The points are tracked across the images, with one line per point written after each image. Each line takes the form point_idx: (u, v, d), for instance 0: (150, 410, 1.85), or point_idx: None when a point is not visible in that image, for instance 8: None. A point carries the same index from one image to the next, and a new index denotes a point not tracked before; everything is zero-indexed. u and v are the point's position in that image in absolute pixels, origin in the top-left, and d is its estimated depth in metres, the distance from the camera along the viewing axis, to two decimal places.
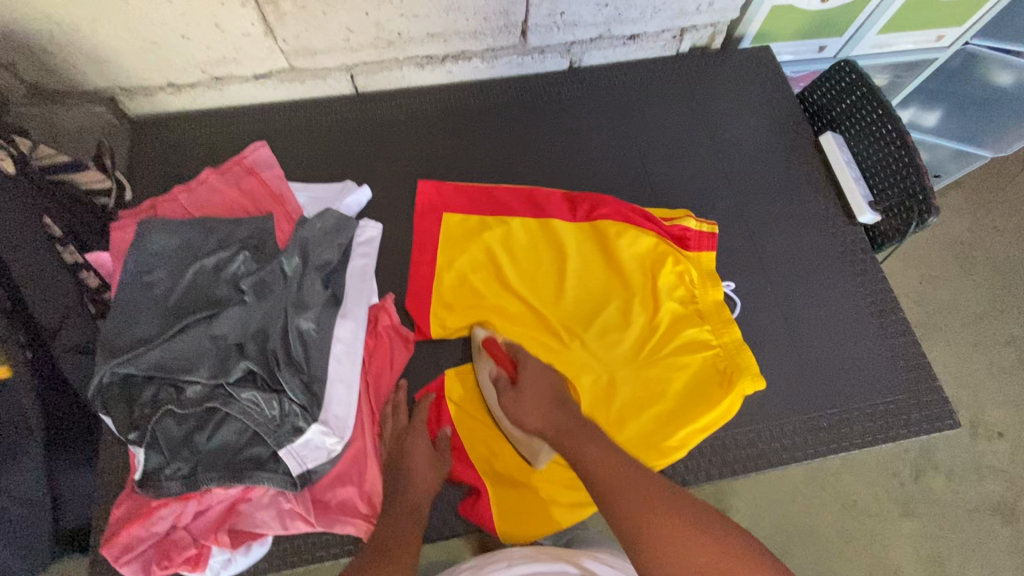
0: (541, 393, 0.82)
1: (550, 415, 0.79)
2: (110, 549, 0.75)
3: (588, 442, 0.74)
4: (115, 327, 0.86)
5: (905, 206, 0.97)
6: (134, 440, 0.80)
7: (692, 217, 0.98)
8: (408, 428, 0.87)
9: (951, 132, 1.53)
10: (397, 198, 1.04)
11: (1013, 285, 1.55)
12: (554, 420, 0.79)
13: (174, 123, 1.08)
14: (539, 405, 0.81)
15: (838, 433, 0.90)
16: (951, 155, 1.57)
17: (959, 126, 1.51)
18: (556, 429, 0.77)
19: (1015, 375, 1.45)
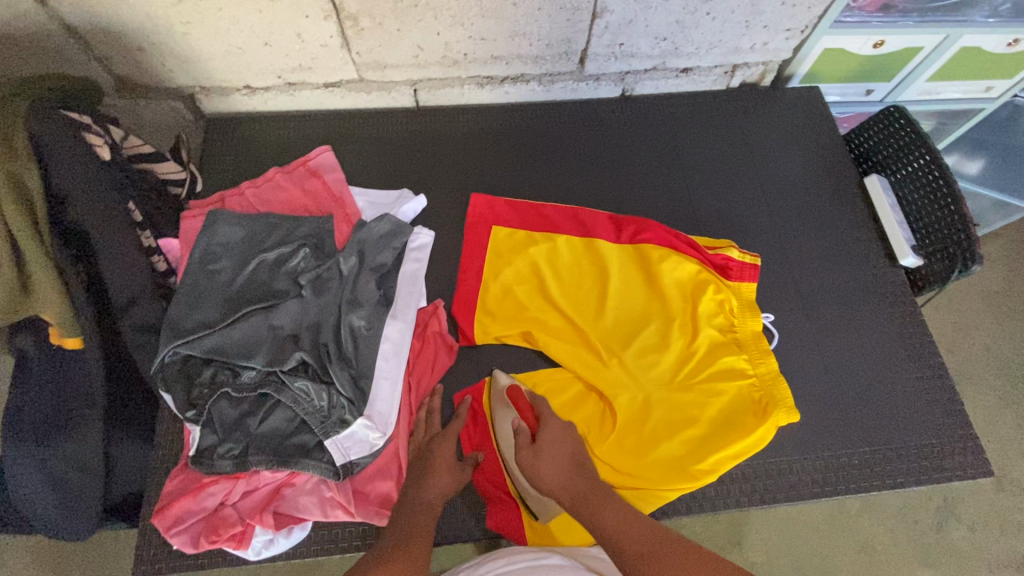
0: (558, 460, 0.77)
1: (571, 479, 0.76)
2: (162, 519, 0.80)
3: (610, 511, 0.69)
4: (180, 310, 0.91)
5: (949, 252, 0.98)
6: (191, 418, 0.85)
7: (736, 247, 1.00)
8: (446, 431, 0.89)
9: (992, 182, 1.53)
10: (450, 208, 1.09)
11: None
12: (573, 487, 0.75)
13: (246, 123, 1.15)
14: (558, 470, 0.77)
15: (870, 471, 0.90)
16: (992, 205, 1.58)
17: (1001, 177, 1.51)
18: (573, 496, 0.74)
19: None
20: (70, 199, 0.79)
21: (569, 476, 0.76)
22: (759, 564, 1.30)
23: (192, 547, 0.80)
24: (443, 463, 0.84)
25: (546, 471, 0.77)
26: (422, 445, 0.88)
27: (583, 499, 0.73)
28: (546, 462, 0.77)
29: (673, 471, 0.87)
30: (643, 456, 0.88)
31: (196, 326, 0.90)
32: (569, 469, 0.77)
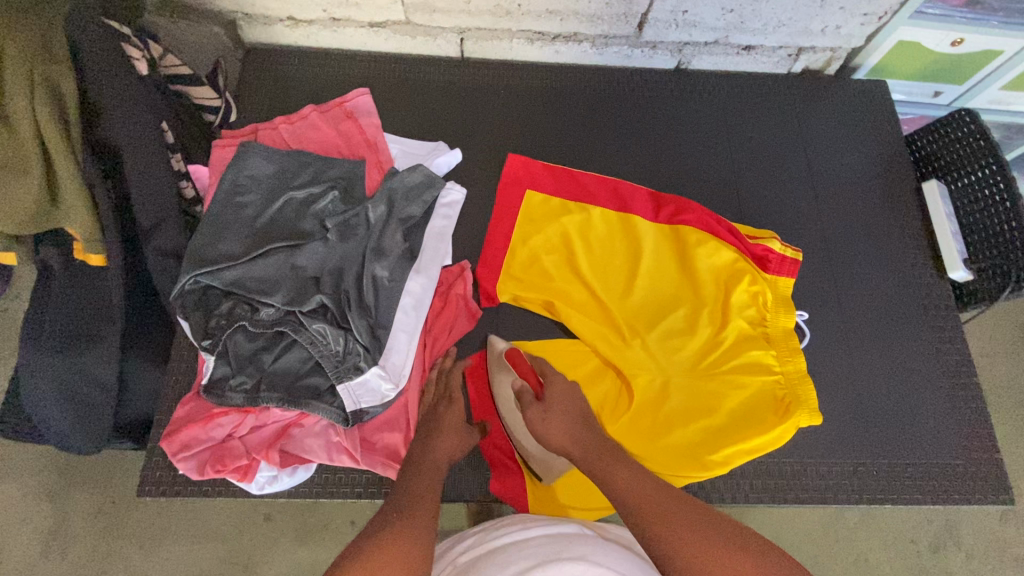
0: (567, 414, 0.75)
1: (578, 435, 0.73)
2: (170, 444, 0.80)
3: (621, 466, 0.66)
4: (205, 239, 0.90)
5: (1003, 270, 0.94)
6: (207, 347, 0.85)
7: (778, 240, 0.95)
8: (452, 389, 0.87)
9: None
10: (485, 167, 1.06)
11: None
12: (581, 438, 0.72)
13: (287, 57, 1.12)
14: (563, 425, 0.74)
15: (887, 484, 0.88)
16: None
17: None
18: (584, 451, 0.71)
19: None
20: (103, 110, 0.77)
21: (578, 432, 0.73)
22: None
23: (197, 474, 0.80)
24: (450, 424, 0.82)
25: (554, 430, 0.73)
26: (431, 402, 0.87)
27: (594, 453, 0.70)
28: (554, 417, 0.74)
29: (683, 458, 0.85)
30: (655, 439, 0.86)
31: (218, 257, 0.89)
32: (575, 423, 0.74)
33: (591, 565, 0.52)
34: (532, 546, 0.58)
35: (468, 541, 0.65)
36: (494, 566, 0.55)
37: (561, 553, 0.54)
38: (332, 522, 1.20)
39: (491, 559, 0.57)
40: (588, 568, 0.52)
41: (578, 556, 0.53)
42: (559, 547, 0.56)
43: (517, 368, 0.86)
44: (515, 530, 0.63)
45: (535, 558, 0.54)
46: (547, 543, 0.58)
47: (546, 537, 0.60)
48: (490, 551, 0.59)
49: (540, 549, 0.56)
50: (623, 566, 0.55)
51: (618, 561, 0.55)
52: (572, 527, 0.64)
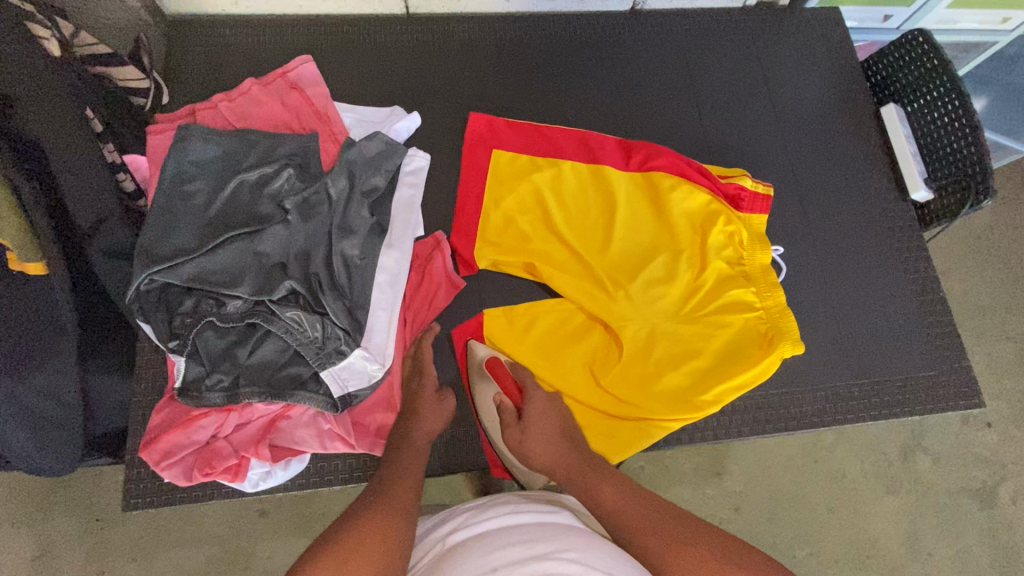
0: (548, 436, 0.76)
1: (561, 453, 0.74)
2: (150, 453, 0.75)
3: (606, 481, 0.67)
4: (154, 234, 0.84)
5: (960, 187, 0.97)
6: (175, 348, 0.79)
7: (748, 177, 0.96)
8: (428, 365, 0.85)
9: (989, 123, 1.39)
10: (446, 129, 1.01)
11: None
12: (562, 458, 0.73)
13: (217, 27, 1.03)
14: (546, 444, 0.75)
15: (868, 402, 0.91)
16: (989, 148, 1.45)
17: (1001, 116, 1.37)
18: (566, 470, 0.72)
19: (1010, 370, 1.50)
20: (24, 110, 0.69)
21: (559, 448, 0.74)
22: (736, 492, 1.36)
23: (185, 480, 0.76)
24: (429, 408, 0.80)
25: (535, 449, 0.75)
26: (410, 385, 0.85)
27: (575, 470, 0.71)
28: (534, 437, 0.75)
29: (676, 399, 0.86)
30: (647, 385, 0.87)
31: (172, 252, 0.83)
32: (560, 443, 0.75)
33: (574, 565, 0.50)
34: (520, 535, 0.56)
35: (456, 521, 0.64)
36: (478, 553, 0.53)
37: (548, 547, 0.52)
38: (330, 509, 1.19)
39: (476, 545, 0.55)
40: (571, 567, 0.50)
41: (562, 554, 0.51)
42: (545, 539, 0.54)
43: (501, 381, 0.83)
44: (503, 511, 0.61)
45: (519, 550, 0.52)
46: (535, 532, 0.56)
47: (536, 525, 0.58)
48: (477, 535, 0.57)
49: (526, 538, 0.55)
50: (611, 564, 0.53)
51: (606, 558, 0.53)
52: (563, 517, 0.62)
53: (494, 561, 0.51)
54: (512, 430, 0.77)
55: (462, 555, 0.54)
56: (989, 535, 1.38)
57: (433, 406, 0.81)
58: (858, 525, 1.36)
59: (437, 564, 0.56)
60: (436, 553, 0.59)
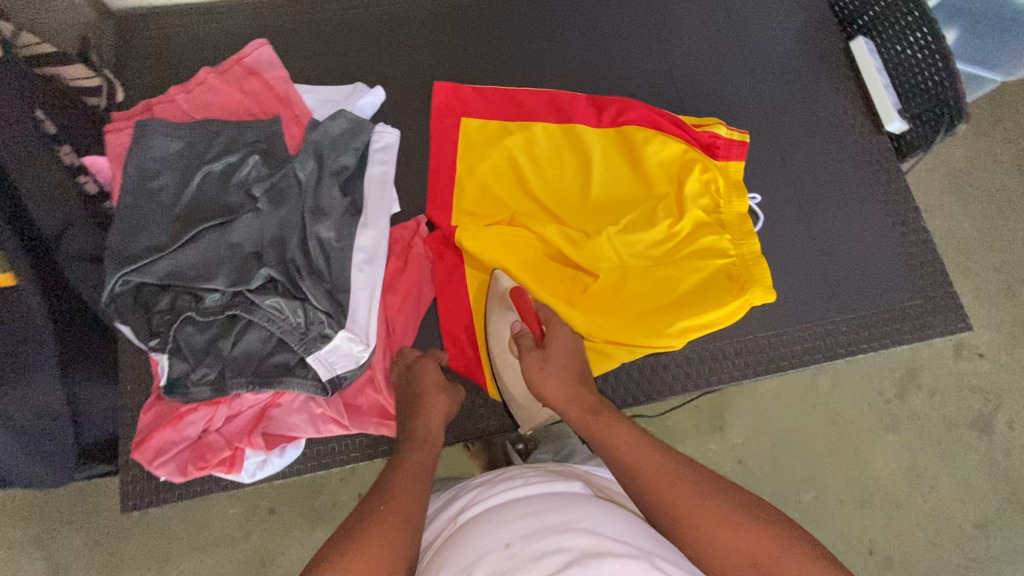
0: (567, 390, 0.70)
1: (577, 393, 0.70)
2: (142, 453, 0.75)
3: (620, 427, 0.64)
4: (124, 235, 0.82)
5: (936, 113, 0.96)
6: (157, 347, 0.78)
7: (723, 124, 0.96)
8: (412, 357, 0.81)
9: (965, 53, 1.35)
10: (412, 102, 0.99)
11: (1006, 212, 1.58)
12: (578, 398, 0.69)
13: (164, 19, 1.00)
14: (560, 382, 0.71)
15: (856, 335, 0.91)
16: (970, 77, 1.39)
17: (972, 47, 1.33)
18: (580, 409, 0.68)
19: (998, 300, 1.52)
20: None
21: (571, 386, 0.70)
22: (738, 445, 1.38)
23: (180, 476, 0.75)
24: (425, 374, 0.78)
25: (550, 378, 0.71)
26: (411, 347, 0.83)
27: (590, 413, 0.67)
28: (551, 369, 0.72)
29: (657, 343, 0.86)
30: (630, 330, 0.86)
31: (143, 251, 0.81)
32: (575, 385, 0.71)
33: (587, 537, 0.48)
34: (531, 507, 0.54)
35: (464, 501, 0.62)
36: (490, 528, 0.52)
37: (560, 520, 0.50)
38: (338, 500, 1.19)
39: (486, 520, 0.54)
40: (585, 539, 0.48)
41: (575, 525, 0.50)
42: (560, 514, 0.52)
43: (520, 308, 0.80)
44: (514, 485, 0.60)
45: (532, 524, 0.51)
46: (548, 504, 0.54)
47: (547, 496, 0.56)
48: (489, 509, 0.56)
49: (540, 511, 0.53)
50: (626, 532, 0.51)
51: (622, 525, 0.51)
52: (576, 486, 0.60)
53: (508, 535, 0.50)
54: (530, 355, 0.74)
55: (476, 529, 0.53)
56: (988, 462, 1.41)
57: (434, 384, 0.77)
58: (861, 465, 1.38)
59: (447, 544, 0.55)
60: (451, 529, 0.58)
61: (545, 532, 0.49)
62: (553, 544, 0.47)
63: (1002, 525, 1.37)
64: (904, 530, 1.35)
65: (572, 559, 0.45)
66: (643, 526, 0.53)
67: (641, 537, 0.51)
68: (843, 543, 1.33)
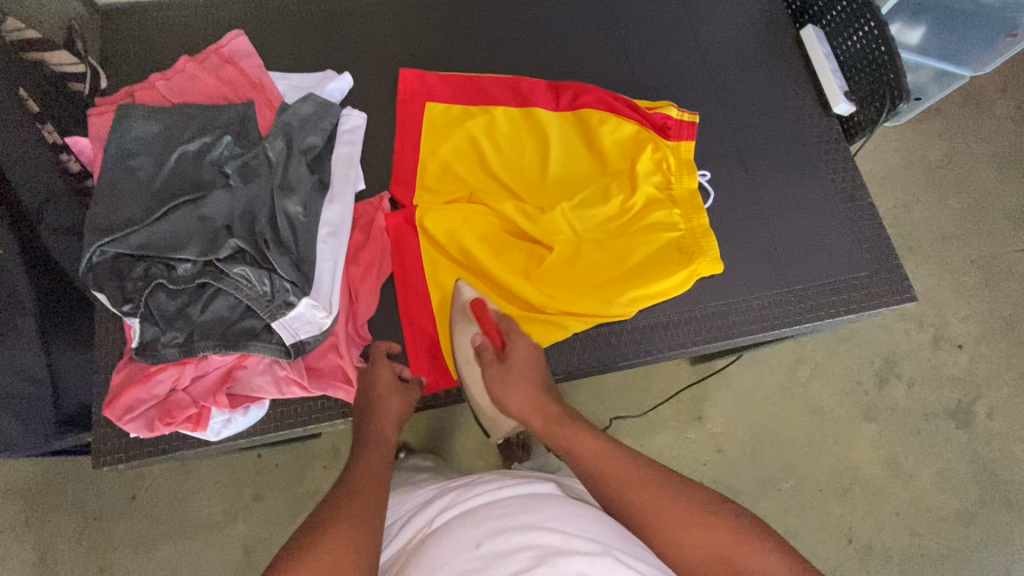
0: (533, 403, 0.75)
1: (539, 403, 0.75)
2: (113, 410, 0.79)
3: (581, 433, 0.69)
4: (103, 209, 0.87)
5: (879, 95, 1.01)
6: (129, 312, 0.83)
7: (674, 107, 1.00)
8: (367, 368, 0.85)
9: (933, 51, 1.34)
10: (380, 88, 1.04)
11: (981, 205, 1.61)
12: (542, 407, 0.74)
13: (148, 12, 1.06)
14: (522, 393, 0.76)
15: (805, 305, 0.95)
16: (934, 76, 1.38)
17: (943, 45, 1.31)
18: (540, 418, 0.74)
19: (975, 292, 1.54)
20: None
21: (534, 395, 0.76)
22: (718, 434, 1.40)
23: (148, 432, 0.80)
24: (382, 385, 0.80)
25: (511, 391, 0.77)
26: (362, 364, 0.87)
27: (553, 420, 0.73)
28: (512, 381, 0.77)
29: (609, 310, 0.90)
30: (582, 300, 0.90)
31: (120, 224, 0.86)
32: (537, 395, 0.76)
33: (555, 536, 0.51)
34: (503, 508, 0.57)
35: (438, 504, 0.65)
36: (463, 529, 0.55)
37: (531, 520, 0.54)
38: (321, 484, 1.23)
39: (460, 521, 0.57)
40: (553, 537, 0.51)
41: (543, 523, 0.53)
42: (528, 516, 0.55)
43: (480, 320, 0.85)
44: (489, 487, 0.63)
45: (504, 523, 0.54)
46: (521, 505, 0.57)
47: (521, 497, 0.59)
48: (463, 512, 0.59)
49: (511, 511, 0.56)
50: (593, 530, 0.54)
51: (589, 524, 0.55)
52: (549, 488, 0.63)
53: (480, 535, 0.53)
54: (495, 367, 0.80)
55: (450, 530, 0.56)
56: (968, 451, 1.42)
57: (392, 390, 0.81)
58: (838, 454, 1.40)
59: (422, 546, 0.58)
60: (423, 533, 0.61)
61: (516, 532, 0.52)
62: (522, 542, 0.51)
63: (980, 513, 1.38)
64: (882, 518, 1.36)
65: (540, 555, 0.49)
66: (609, 525, 0.57)
67: (606, 533, 0.55)
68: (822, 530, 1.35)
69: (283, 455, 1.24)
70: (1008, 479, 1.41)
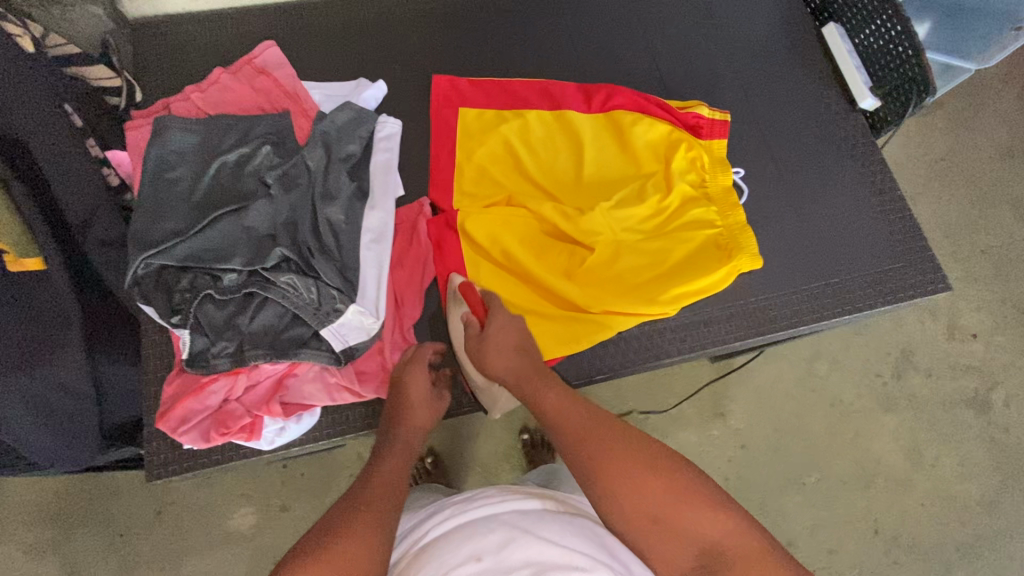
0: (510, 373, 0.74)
1: (514, 361, 0.74)
2: (167, 422, 0.79)
3: (551, 390, 0.68)
4: (145, 221, 0.86)
5: (906, 89, 1.03)
6: (179, 324, 0.83)
7: (705, 106, 1.02)
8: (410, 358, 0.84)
9: (938, 44, 1.30)
10: (413, 95, 1.05)
11: (1001, 187, 1.53)
12: (517, 367, 0.73)
13: (178, 27, 1.07)
14: (500, 356, 0.75)
15: (841, 298, 0.96)
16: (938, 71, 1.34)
17: (948, 37, 1.27)
18: (516, 377, 0.73)
19: (991, 282, 1.46)
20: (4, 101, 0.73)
21: (512, 357, 0.75)
22: (741, 430, 1.32)
23: (203, 442, 0.80)
24: (419, 397, 0.78)
25: (489, 355, 0.76)
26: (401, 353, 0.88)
27: (524, 378, 0.72)
28: (490, 347, 0.76)
29: (652, 309, 0.90)
30: (626, 299, 0.90)
31: (162, 236, 0.85)
32: (513, 355, 0.75)
33: (557, 555, 0.53)
34: (502, 518, 0.57)
35: (435, 510, 0.64)
36: (462, 541, 0.56)
37: (532, 533, 0.55)
38: None
39: (461, 529, 0.57)
40: (553, 552, 0.53)
41: (546, 539, 0.55)
42: (530, 528, 0.56)
43: (468, 300, 0.85)
44: (486, 495, 0.63)
45: (505, 536, 0.55)
46: (520, 517, 0.58)
47: (521, 509, 0.60)
48: (464, 518, 0.59)
49: (513, 522, 0.57)
50: (588, 544, 0.56)
51: (586, 539, 0.57)
52: (549, 499, 0.63)
53: (480, 548, 0.54)
54: (472, 338, 0.79)
55: (452, 537, 0.57)
56: (987, 440, 1.34)
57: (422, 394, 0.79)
58: (860, 446, 1.32)
59: (416, 552, 0.59)
60: (423, 536, 0.61)
61: (517, 546, 0.53)
62: (523, 558, 0.52)
63: (1016, 504, 1.31)
64: (909, 510, 1.29)
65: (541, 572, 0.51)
66: (602, 538, 0.59)
67: (603, 552, 0.56)
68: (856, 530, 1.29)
69: (309, 464, 1.21)
70: None
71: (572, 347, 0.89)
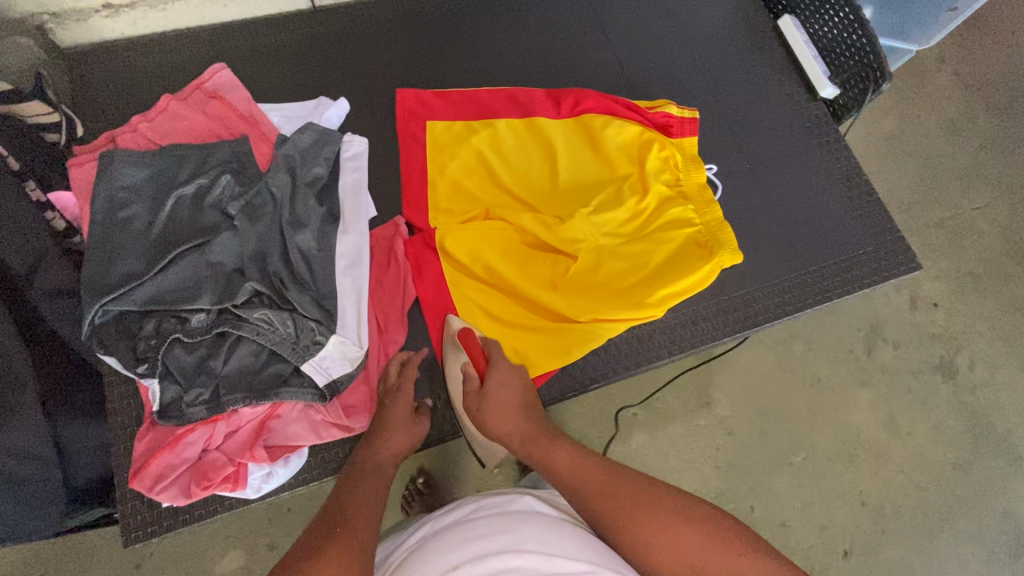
0: (507, 408, 0.74)
1: (514, 421, 0.73)
2: (142, 481, 0.74)
3: (556, 448, 0.68)
4: (98, 265, 0.80)
5: (861, 78, 1.05)
6: (145, 373, 0.77)
7: (673, 104, 1.02)
8: (397, 387, 0.81)
9: (882, 28, 1.32)
10: (377, 109, 1.02)
11: (947, 158, 1.58)
12: (521, 429, 0.72)
13: (117, 52, 1.01)
14: (504, 417, 0.73)
15: (820, 284, 0.98)
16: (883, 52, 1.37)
17: (890, 21, 1.30)
18: (520, 439, 0.71)
19: (946, 253, 1.50)
20: None
21: (515, 420, 0.73)
22: (727, 417, 1.33)
23: (184, 498, 0.75)
24: (398, 418, 0.77)
25: (490, 415, 0.73)
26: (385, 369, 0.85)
27: (533, 442, 0.70)
28: (491, 403, 0.74)
29: (641, 313, 0.89)
30: (613, 305, 0.89)
31: (118, 279, 0.79)
32: (518, 418, 0.73)
33: (533, 559, 0.50)
34: (478, 528, 0.55)
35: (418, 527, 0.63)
36: (435, 554, 0.53)
37: (506, 539, 0.52)
38: None
39: (436, 542, 0.55)
40: (527, 557, 0.50)
41: (520, 544, 0.52)
42: (505, 531, 0.53)
43: (468, 349, 0.82)
44: (468, 508, 0.60)
45: (477, 547, 0.52)
46: (494, 523, 0.55)
47: (495, 516, 0.57)
48: (441, 532, 0.57)
49: (488, 530, 0.54)
50: (567, 546, 0.53)
51: (562, 540, 0.54)
52: (519, 502, 0.61)
53: (454, 559, 0.51)
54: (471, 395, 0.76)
55: (427, 551, 0.54)
56: (958, 406, 1.38)
57: (404, 421, 0.77)
58: (842, 421, 1.35)
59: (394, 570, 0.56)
60: (403, 554, 0.59)
61: (491, 556, 0.50)
62: (497, 566, 0.49)
63: (990, 464, 1.35)
64: (891, 480, 1.32)
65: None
66: (579, 530, 0.57)
67: (583, 550, 0.53)
68: (853, 507, 1.30)
69: (296, 497, 1.14)
70: (1002, 427, 1.38)
71: (562, 359, 0.87)
